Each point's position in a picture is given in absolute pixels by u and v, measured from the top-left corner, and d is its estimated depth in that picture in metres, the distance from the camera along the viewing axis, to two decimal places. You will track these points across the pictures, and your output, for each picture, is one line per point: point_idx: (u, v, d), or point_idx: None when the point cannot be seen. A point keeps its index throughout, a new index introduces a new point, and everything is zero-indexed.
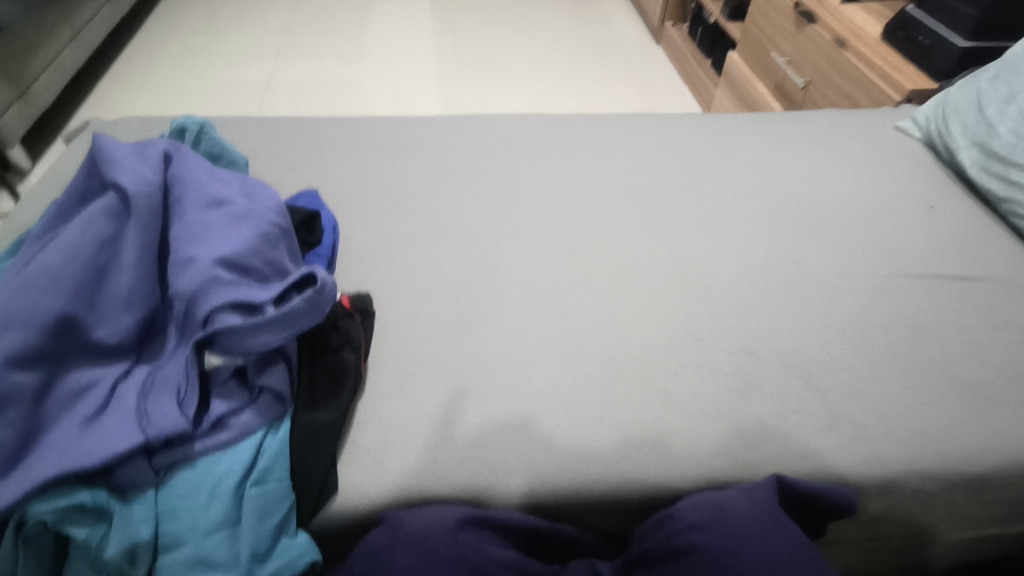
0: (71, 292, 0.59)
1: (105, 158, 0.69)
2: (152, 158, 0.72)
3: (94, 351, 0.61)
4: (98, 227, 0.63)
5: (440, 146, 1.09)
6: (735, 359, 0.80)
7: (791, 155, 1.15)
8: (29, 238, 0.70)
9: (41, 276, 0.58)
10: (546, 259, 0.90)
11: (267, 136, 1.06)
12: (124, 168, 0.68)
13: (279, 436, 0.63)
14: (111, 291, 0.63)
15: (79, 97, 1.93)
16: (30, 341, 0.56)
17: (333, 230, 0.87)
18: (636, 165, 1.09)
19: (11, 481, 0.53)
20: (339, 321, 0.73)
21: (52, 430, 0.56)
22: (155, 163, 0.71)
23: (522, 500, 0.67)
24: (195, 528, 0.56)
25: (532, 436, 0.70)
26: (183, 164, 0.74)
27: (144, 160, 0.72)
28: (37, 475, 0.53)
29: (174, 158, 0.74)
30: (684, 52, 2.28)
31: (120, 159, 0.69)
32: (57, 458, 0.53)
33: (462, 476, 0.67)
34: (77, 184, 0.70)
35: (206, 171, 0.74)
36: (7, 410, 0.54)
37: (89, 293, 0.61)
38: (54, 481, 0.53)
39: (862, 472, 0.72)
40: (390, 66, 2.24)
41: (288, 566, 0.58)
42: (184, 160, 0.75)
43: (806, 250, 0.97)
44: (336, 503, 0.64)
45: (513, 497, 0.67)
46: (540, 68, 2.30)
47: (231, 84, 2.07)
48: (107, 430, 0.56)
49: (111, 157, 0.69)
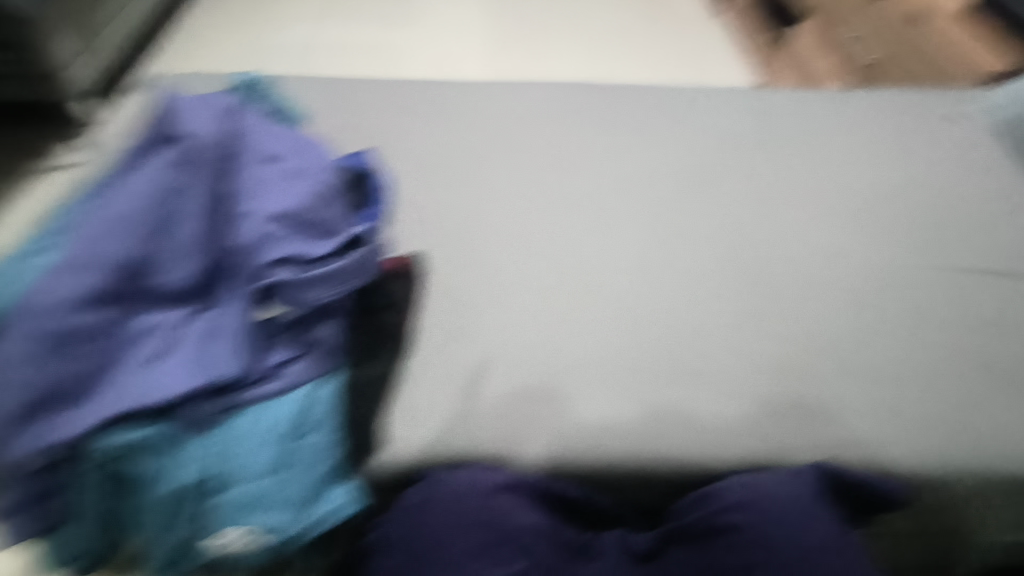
0: (139, 237, 0.62)
1: (173, 112, 0.71)
2: (216, 109, 0.74)
3: (158, 294, 0.63)
4: (164, 173, 0.65)
5: (491, 112, 1.08)
6: (782, 344, 0.79)
7: (853, 134, 1.10)
8: (100, 185, 0.73)
9: (113, 222, 0.62)
10: (593, 231, 0.90)
11: (320, 94, 1.07)
12: (189, 121, 0.70)
13: (327, 391, 0.66)
14: (175, 235, 0.63)
15: (137, 50, 1.97)
16: (103, 283, 0.60)
17: (384, 189, 0.88)
18: (690, 139, 1.06)
19: (82, 412, 0.56)
20: (384, 282, 0.77)
21: (118, 367, 0.59)
22: (218, 114, 0.73)
23: (547, 466, 0.68)
24: (248, 471, 0.59)
25: (557, 404, 0.71)
26: (246, 119, 0.76)
27: (208, 112, 0.73)
28: (106, 409, 0.56)
29: (237, 111, 0.76)
30: (743, 23, 2.19)
31: (186, 113, 0.71)
32: (123, 395, 0.56)
33: (484, 438, 0.69)
34: (146, 136, 0.73)
35: (264, 130, 0.77)
36: (81, 346, 0.58)
37: (155, 238, 0.63)
38: (121, 416, 0.57)
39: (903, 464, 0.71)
40: (438, 28, 2.21)
41: (332, 514, 0.62)
42: (246, 116, 0.77)
43: (863, 236, 0.93)
44: (379, 457, 0.68)
45: (537, 463, 0.68)
46: (590, 35, 2.24)
47: (282, 42, 2.08)
48: (168, 371, 0.59)
49: (178, 111, 0.71)
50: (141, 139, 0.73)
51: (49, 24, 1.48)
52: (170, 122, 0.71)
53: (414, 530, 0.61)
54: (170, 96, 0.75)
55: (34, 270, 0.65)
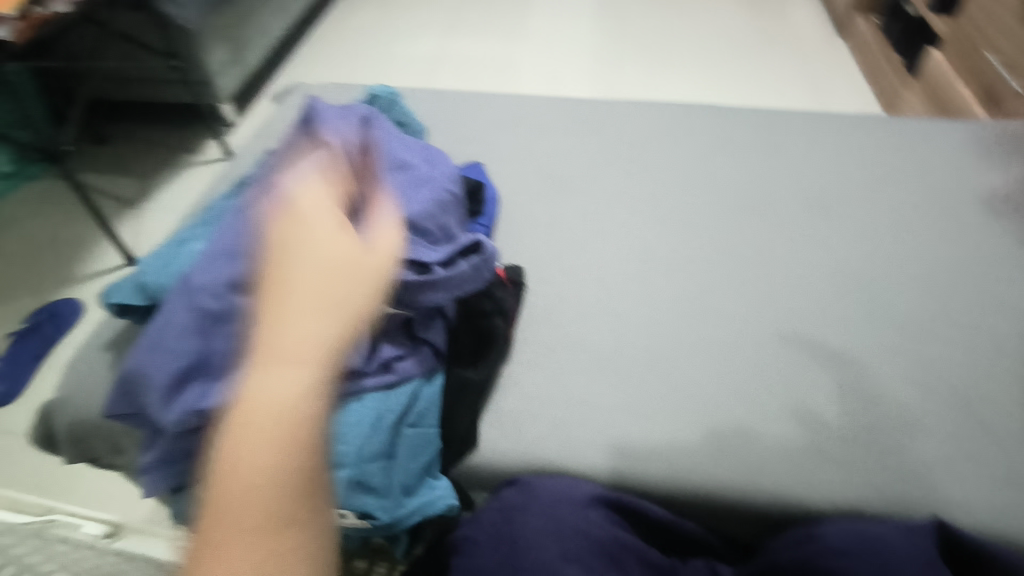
0: None
1: (317, 120, 0.79)
2: (353, 122, 0.82)
3: None
4: None
5: (602, 131, 1.10)
6: (901, 390, 0.73)
7: (995, 170, 1.01)
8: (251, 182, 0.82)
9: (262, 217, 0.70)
10: (699, 254, 0.88)
11: (442, 108, 1.13)
12: (331, 129, 0.78)
13: (433, 388, 0.69)
14: None
15: (279, 61, 2.18)
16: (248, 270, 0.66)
17: (495, 202, 0.92)
18: (808, 167, 1.02)
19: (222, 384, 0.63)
20: (494, 288, 0.77)
21: None
22: (355, 126, 0.81)
23: (610, 477, 0.68)
24: (357, 453, 0.61)
25: (620, 417, 0.71)
26: (377, 129, 0.83)
27: (347, 121, 0.81)
28: None
29: (371, 122, 0.83)
30: (872, 46, 2.07)
31: (329, 121, 0.79)
32: None
33: (550, 442, 0.69)
34: (291, 139, 0.81)
35: (396, 140, 0.83)
36: (226, 324, 0.65)
37: None
38: None
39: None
40: (549, 46, 2.27)
41: (431, 505, 0.64)
42: (378, 125, 0.83)
43: (1004, 281, 0.85)
44: (475, 456, 0.69)
45: (601, 473, 0.68)
46: (703, 56, 2.21)
47: (405, 56, 2.22)
48: None
49: (322, 120, 0.79)
50: (286, 141, 0.81)
51: (210, 36, 1.68)
52: (315, 129, 0.79)
53: (505, 529, 0.62)
54: (315, 105, 0.82)
55: (192, 254, 0.74)
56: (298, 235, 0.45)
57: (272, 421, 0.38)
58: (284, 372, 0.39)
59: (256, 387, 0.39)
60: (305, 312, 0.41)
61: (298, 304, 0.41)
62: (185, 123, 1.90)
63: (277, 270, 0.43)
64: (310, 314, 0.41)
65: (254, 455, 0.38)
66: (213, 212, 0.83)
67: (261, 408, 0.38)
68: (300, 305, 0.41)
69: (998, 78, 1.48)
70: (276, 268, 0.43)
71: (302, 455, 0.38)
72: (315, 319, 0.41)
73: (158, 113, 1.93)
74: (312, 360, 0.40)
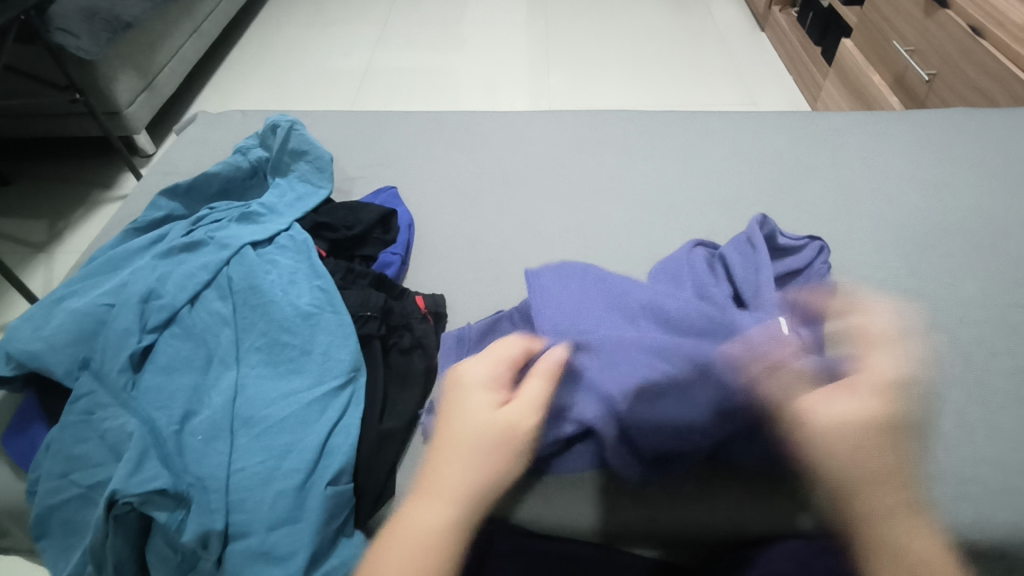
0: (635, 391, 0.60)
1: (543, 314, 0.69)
2: (630, 303, 0.69)
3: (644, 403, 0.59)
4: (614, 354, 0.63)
5: (518, 144, 1.07)
6: None
7: (901, 158, 1.03)
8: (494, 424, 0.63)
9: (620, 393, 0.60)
10: (620, 266, 0.86)
11: (354, 131, 1.09)
12: (732, 328, 0.65)
13: (350, 439, 0.63)
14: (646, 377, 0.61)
15: (197, 87, 2.09)
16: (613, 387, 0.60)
17: (408, 227, 0.88)
18: (726, 168, 1.02)
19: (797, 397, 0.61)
20: (412, 323, 0.74)
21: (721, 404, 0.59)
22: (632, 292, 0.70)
23: (600, 525, 0.62)
24: (261, 520, 0.57)
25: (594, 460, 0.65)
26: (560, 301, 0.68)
27: (580, 308, 0.68)
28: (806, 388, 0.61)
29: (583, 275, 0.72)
30: (792, 39, 2.12)
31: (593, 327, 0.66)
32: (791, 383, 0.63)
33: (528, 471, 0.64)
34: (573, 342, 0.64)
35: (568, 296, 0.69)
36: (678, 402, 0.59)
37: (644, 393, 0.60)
38: (304, 475, 0.59)
39: (981, 537, 0.61)
40: (482, 54, 2.25)
41: (343, 566, 0.58)
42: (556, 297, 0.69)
43: (916, 269, 0.85)
44: (393, 506, 0.64)
45: (590, 524, 0.62)
46: (632, 58, 2.22)
47: (331, 72, 2.17)
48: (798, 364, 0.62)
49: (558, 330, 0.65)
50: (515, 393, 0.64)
51: (113, 65, 1.58)
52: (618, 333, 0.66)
53: None
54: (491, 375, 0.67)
55: (64, 313, 0.67)
56: (455, 378, 0.60)
57: (463, 493, 0.51)
58: (443, 479, 0.52)
59: (417, 503, 0.51)
60: (462, 410, 0.56)
61: (451, 414, 0.56)
62: (99, 159, 1.79)
63: (449, 407, 0.57)
64: (457, 436, 0.54)
65: (422, 534, 0.49)
66: (92, 264, 0.75)
67: (430, 506, 0.50)
68: (457, 412, 0.56)
69: (907, 66, 1.52)
70: (445, 407, 0.58)
71: (469, 519, 0.51)
72: (470, 444, 0.53)
73: (68, 149, 1.81)
74: (450, 486, 0.51)
